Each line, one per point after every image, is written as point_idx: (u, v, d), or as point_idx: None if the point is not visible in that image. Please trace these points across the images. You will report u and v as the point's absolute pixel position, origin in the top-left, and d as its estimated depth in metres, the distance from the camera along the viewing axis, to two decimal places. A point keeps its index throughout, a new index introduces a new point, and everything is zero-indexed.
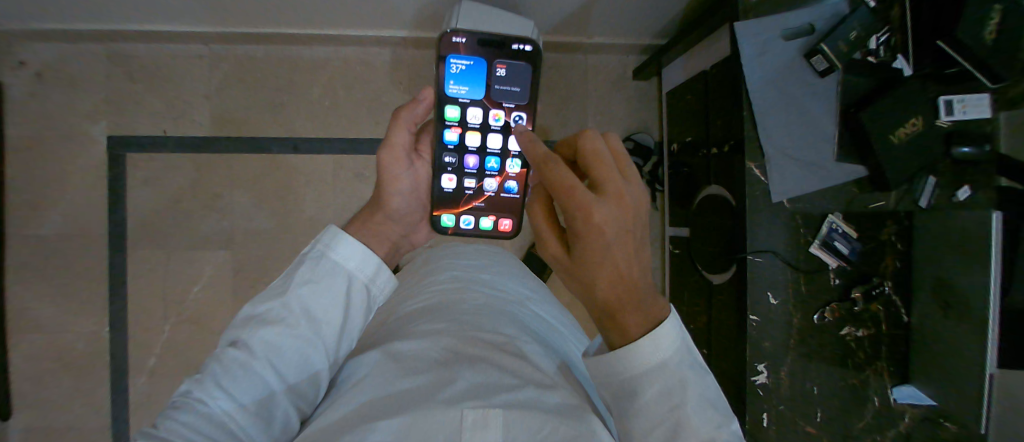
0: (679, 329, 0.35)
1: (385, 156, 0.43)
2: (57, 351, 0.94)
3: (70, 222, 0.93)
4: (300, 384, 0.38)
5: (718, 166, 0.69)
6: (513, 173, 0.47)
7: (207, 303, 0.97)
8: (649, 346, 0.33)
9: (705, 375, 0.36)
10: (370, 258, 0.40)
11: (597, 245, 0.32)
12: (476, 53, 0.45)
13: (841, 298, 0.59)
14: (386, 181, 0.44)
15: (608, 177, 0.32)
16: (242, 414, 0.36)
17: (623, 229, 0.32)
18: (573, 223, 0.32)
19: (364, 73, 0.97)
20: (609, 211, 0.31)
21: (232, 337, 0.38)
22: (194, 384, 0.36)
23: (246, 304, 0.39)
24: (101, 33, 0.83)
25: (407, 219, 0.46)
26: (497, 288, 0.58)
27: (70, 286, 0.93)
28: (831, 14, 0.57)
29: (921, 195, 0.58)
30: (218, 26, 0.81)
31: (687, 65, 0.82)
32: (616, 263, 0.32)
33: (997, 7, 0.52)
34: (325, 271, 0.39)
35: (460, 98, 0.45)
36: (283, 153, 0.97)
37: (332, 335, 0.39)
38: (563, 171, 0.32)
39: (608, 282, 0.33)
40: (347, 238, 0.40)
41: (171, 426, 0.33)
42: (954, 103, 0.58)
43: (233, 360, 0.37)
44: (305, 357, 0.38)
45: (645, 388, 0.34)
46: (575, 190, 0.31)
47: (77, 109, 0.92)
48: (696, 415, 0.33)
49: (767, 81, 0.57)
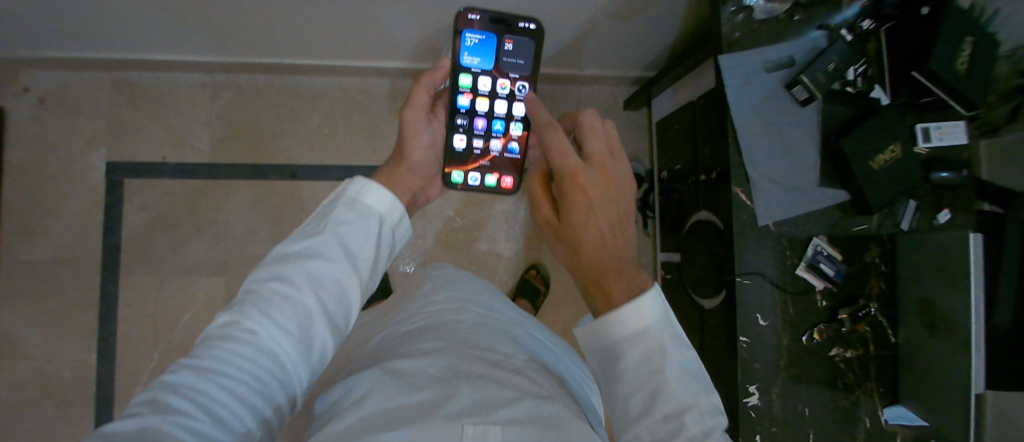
0: (660, 302, 0.38)
1: (408, 114, 0.51)
2: (41, 378, 0.91)
3: (65, 246, 0.93)
4: (338, 315, 0.39)
5: (706, 192, 0.72)
6: (515, 136, 0.60)
7: (198, 327, 0.96)
8: (631, 312, 0.37)
9: (687, 350, 0.38)
10: (396, 206, 0.44)
11: (583, 205, 0.45)
12: (487, 30, 0.56)
13: (828, 319, 0.61)
14: (408, 137, 0.52)
15: (594, 151, 0.47)
16: (286, 341, 0.36)
17: (605, 197, 0.45)
18: (563, 184, 0.45)
19: (363, 103, 1.02)
20: (592, 178, 0.45)
21: (267, 274, 0.39)
22: (234, 318, 0.37)
23: (280, 245, 0.40)
24: (106, 61, 0.86)
25: (425, 173, 0.54)
26: (492, 311, 0.59)
27: (61, 310, 0.93)
28: (809, 47, 0.61)
29: (903, 218, 0.61)
30: (224, 55, 0.86)
31: (676, 96, 0.86)
32: (598, 224, 0.44)
33: (968, 40, 0.55)
34: (359, 212, 0.42)
35: (472, 68, 0.57)
36: (281, 178, 0.99)
37: (367, 269, 0.41)
38: (561, 146, 0.47)
39: (593, 242, 0.44)
40: (377, 185, 0.43)
41: (218, 357, 0.35)
42: (931, 130, 0.61)
43: (273, 291, 0.38)
44: (342, 291, 0.39)
45: (626, 352, 0.37)
46: (567, 156, 0.46)
47: (78, 135, 0.94)
48: (674, 381, 0.36)
49: (750, 111, 0.60)
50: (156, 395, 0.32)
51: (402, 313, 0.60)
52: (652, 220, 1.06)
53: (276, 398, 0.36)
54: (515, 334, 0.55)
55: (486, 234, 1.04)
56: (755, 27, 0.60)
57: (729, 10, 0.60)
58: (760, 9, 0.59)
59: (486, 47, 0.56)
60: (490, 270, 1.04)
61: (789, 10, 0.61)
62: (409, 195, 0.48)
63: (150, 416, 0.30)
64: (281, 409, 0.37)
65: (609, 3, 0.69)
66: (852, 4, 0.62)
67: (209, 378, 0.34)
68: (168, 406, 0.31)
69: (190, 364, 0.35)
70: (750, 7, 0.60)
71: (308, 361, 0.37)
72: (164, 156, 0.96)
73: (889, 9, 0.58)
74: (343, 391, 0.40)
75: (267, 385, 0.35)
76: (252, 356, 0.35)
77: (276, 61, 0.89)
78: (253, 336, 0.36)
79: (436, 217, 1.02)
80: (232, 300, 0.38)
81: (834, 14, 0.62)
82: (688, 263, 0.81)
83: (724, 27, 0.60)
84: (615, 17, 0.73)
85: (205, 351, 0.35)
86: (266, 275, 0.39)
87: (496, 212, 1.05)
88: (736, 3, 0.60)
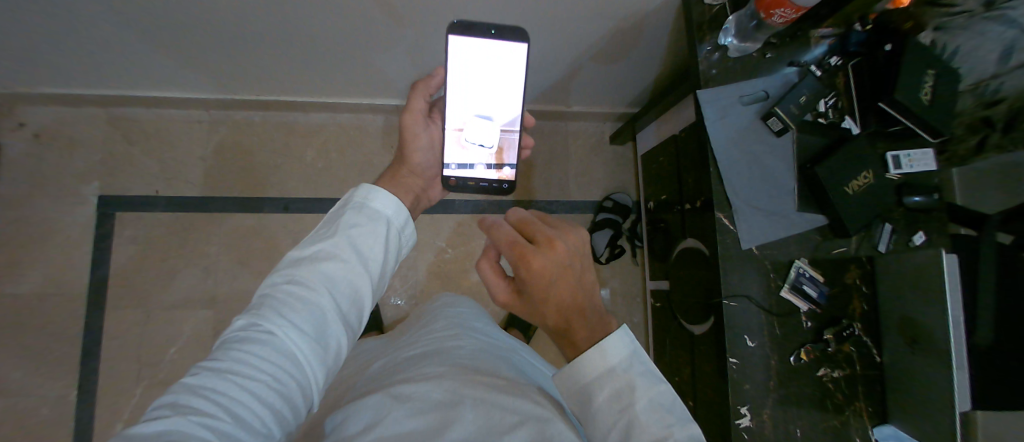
0: (628, 341, 0.40)
1: (407, 120, 0.56)
2: (14, 420, 0.88)
3: (52, 280, 0.92)
4: (351, 314, 0.41)
5: (692, 220, 0.75)
6: (509, 156, 0.62)
7: (183, 363, 0.93)
8: (598, 354, 0.40)
9: (658, 384, 0.39)
10: (402, 209, 0.47)
11: (542, 288, 0.42)
12: (480, 44, 0.56)
13: (815, 340, 0.62)
14: (408, 139, 0.57)
15: (538, 231, 0.44)
16: (303, 340, 0.37)
17: (561, 271, 0.43)
18: (518, 274, 0.42)
19: (357, 137, 1.05)
20: (545, 260, 0.42)
21: (283, 278, 0.41)
22: (252, 321, 0.38)
23: (295, 248, 0.43)
24: (105, 97, 0.89)
25: (427, 174, 0.60)
26: (491, 337, 0.60)
27: (44, 345, 0.91)
28: (783, 83, 0.66)
29: (880, 240, 0.64)
30: (222, 92, 0.90)
31: (660, 129, 0.90)
32: (561, 297, 0.43)
33: (931, 73, 0.60)
34: (367, 215, 0.45)
35: (466, 82, 0.58)
36: (274, 211, 1.01)
37: (377, 269, 0.44)
38: (505, 236, 0.43)
39: (556, 313, 0.43)
40: (382, 191, 0.46)
41: (237, 355, 0.36)
42: (901, 157, 0.64)
43: (289, 292, 0.39)
44: (355, 291, 0.42)
45: (597, 391, 0.39)
46: (514, 243, 0.43)
47: (71, 170, 0.95)
48: (645, 416, 0.37)
49: (730, 141, 0.63)
50: (177, 398, 0.32)
51: (403, 339, 0.61)
52: (641, 249, 1.09)
53: (294, 400, 0.36)
54: (515, 359, 0.56)
55: (478, 266, 1.06)
56: (730, 64, 0.65)
57: (706, 48, 0.65)
58: (733, 49, 0.65)
59: (479, 61, 0.57)
60: (482, 300, 1.04)
61: (761, 48, 0.66)
62: (410, 195, 0.53)
63: (174, 417, 0.30)
64: (298, 414, 0.37)
65: (591, 45, 0.74)
66: (821, 42, 0.66)
67: (229, 379, 0.34)
68: (190, 407, 0.32)
69: (209, 367, 0.35)
70: (725, 46, 0.65)
71: (324, 360, 0.39)
72: (158, 190, 0.97)
73: (854, 46, 0.64)
74: (346, 415, 0.41)
75: (285, 386, 0.36)
76: (269, 357, 0.36)
77: (272, 98, 0.93)
78: (271, 338, 0.37)
79: (429, 248, 1.04)
80: (248, 307, 0.40)
81: (804, 51, 0.66)
82: (677, 289, 0.83)
83: (701, 64, 0.65)
84: (596, 57, 0.78)
85: (223, 354, 0.36)
86: (281, 279, 0.41)
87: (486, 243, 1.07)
88: (712, 43, 0.65)
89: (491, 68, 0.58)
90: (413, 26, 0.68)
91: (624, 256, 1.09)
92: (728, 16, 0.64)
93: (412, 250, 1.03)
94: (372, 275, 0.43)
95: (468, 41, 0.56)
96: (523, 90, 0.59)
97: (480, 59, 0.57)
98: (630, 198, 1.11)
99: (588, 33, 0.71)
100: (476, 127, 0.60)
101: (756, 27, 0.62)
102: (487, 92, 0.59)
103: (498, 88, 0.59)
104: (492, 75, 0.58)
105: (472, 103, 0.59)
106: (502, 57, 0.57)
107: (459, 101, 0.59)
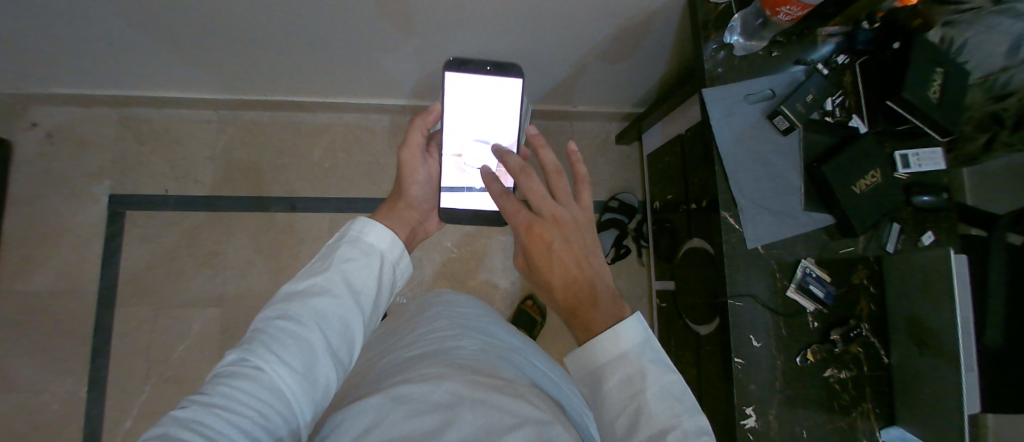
0: (640, 328, 0.41)
1: (405, 155, 0.55)
2: (28, 414, 0.89)
3: (64, 277, 0.94)
4: (341, 349, 0.41)
5: (697, 220, 0.74)
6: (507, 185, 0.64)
7: (191, 361, 0.94)
8: (610, 339, 0.40)
9: (667, 373, 0.39)
10: (396, 243, 0.47)
11: (544, 256, 0.45)
12: (474, 78, 0.58)
13: (821, 340, 0.61)
14: (405, 173, 0.55)
15: (543, 204, 0.46)
16: (291, 375, 0.37)
17: (564, 240, 0.45)
18: (520, 240, 0.46)
19: (363, 137, 1.05)
20: (547, 228, 0.45)
21: (275, 313, 0.41)
22: (242, 356, 0.39)
23: (289, 283, 0.43)
24: (117, 97, 0.90)
25: (423, 206, 0.58)
26: (493, 337, 0.60)
27: (56, 341, 0.92)
28: (789, 81, 0.65)
29: (888, 241, 0.63)
30: (232, 92, 0.91)
31: (665, 130, 0.90)
32: (565, 266, 0.44)
33: (939, 71, 0.59)
34: (362, 249, 0.45)
35: (462, 108, 0.59)
36: (281, 210, 1.01)
37: (369, 305, 0.44)
38: (511, 203, 0.47)
39: (563, 284, 0.45)
40: (378, 224, 0.47)
41: (225, 391, 0.36)
42: (909, 157, 0.64)
43: (280, 329, 0.40)
44: (345, 326, 0.41)
45: (608, 375, 0.40)
46: (518, 213, 0.47)
47: (83, 169, 0.96)
48: (654, 403, 0.37)
49: (735, 140, 0.63)
50: (164, 429, 0.33)
51: (404, 339, 0.60)
52: (647, 249, 1.08)
53: (279, 435, 0.37)
54: (516, 360, 0.56)
55: (483, 265, 1.06)
56: (735, 63, 0.65)
57: (711, 47, 0.64)
58: (740, 46, 0.64)
59: (475, 95, 0.59)
60: (488, 300, 1.05)
61: (767, 47, 0.65)
62: (407, 229, 0.52)
63: None
64: None
65: (596, 45, 0.74)
66: (827, 40, 0.65)
67: (216, 413, 0.35)
68: (177, 438, 0.32)
69: (198, 401, 0.36)
70: (730, 45, 0.64)
71: (311, 395, 0.38)
72: (168, 189, 0.99)
73: (861, 45, 0.64)
74: (344, 418, 0.41)
75: (271, 421, 0.36)
76: (257, 392, 0.36)
77: (280, 98, 0.93)
78: (260, 373, 0.37)
79: (435, 248, 1.04)
80: (240, 341, 0.40)
81: (811, 50, 0.66)
82: (681, 289, 0.83)
83: (706, 64, 0.64)
84: (602, 57, 0.78)
85: (213, 388, 0.37)
86: (274, 313, 0.41)
87: (492, 242, 1.07)
88: (717, 41, 0.64)
89: (487, 101, 0.59)
90: (418, 28, 0.68)
91: (629, 256, 1.08)
92: (735, 14, 0.64)
93: (417, 250, 1.03)
94: (364, 309, 0.43)
95: (465, 75, 0.58)
96: (518, 122, 0.60)
97: (476, 91, 0.59)
98: (636, 198, 1.11)
99: (592, 34, 0.71)
100: (475, 152, 0.61)
101: (762, 25, 0.61)
102: (487, 118, 0.60)
103: (496, 116, 0.60)
104: (489, 106, 0.60)
105: (473, 128, 0.60)
106: (498, 90, 0.59)
107: (458, 127, 0.60)
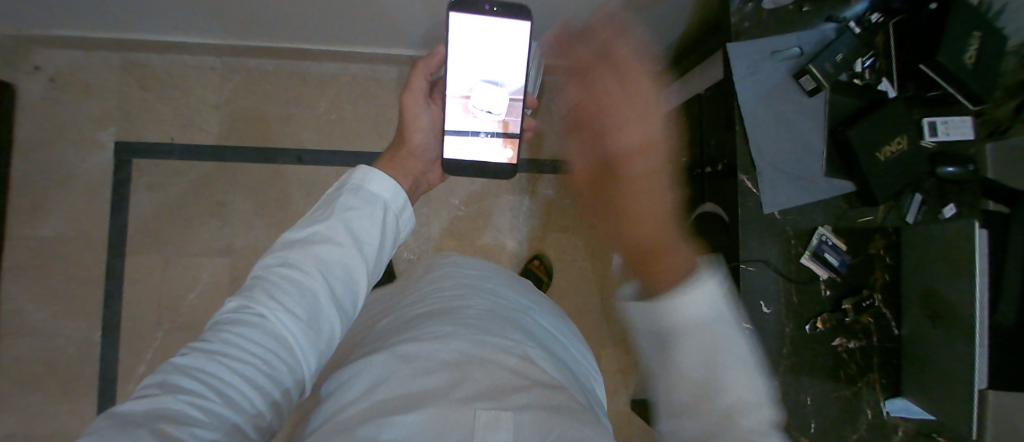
0: (711, 292, 0.40)
1: (407, 100, 0.55)
2: (45, 355, 0.91)
3: (73, 225, 0.93)
4: (343, 298, 0.40)
5: (711, 185, 0.72)
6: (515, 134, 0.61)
7: (202, 309, 0.95)
8: (688, 302, 0.39)
9: (737, 338, 0.40)
10: (399, 194, 0.46)
11: (629, 216, 0.47)
12: (479, 19, 0.53)
13: (832, 309, 0.61)
14: (407, 119, 0.56)
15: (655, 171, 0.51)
16: (294, 323, 0.37)
17: (651, 202, 0.48)
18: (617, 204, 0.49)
19: (371, 88, 1.02)
20: (644, 191, 0.48)
21: (275, 261, 0.40)
22: (243, 302, 0.37)
23: (289, 231, 0.42)
24: (117, 40, 0.87)
25: (425, 156, 0.58)
26: (499, 297, 0.59)
27: (69, 287, 0.93)
28: (819, 39, 0.61)
29: (909, 212, 0.61)
30: (234, 39, 0.87)
31: (684, 88, 0.86)
32: (644, 223, 0.46)
33: (977, 35, 0.55)
34: (364, 198, 0.43)
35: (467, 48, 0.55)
36: (287, 163, 0.99)
37: (372, 254, 0.42)
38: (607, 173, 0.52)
39: (643, 240, 0.45)
40: (381, 174, 0.45)
41: (226, 337, 0.35)
42: (938, 124, 0.60)
43: (281, 276, 0.38)
44: (348, 275, 0.40)
45: (683, 339, 0.39)
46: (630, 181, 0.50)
47: (86, 116, 0.94)
48: (728, 366, 0.38)
49: (759, 99, 0.59)
50: (165, 377, 0.32)
51: (409, 297, 0.60)
52: None
53: (284, 383, 0.36)
54: (521, 322, 0.55)
55: (491, 224, 1.05)
56: (763, 17, 0.61)
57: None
58: None
59: (479, 39, 0.55)
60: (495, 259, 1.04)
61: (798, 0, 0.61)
62: (409, 178, 0.51)
63: (162, 396, 0.30)
64: (290, 395, 0.37)
65: None
66: None
67: (218, 361, 0.34)
68: (178, 386, 0.31)
69: (198, 348, 0.35)
70: None
71: (316, 343, 0.38)
72: (173, 137, 0.96)
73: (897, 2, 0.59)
74: (350, 375, 0.40)
75: (275, 370, 0.35)
76: (259, 340, 0.35)
77: (285, 46, 0.89)
78: (261, 319, 0.36)
79: (442, 205, 1.03)
80: (240, 288, 0.39)
81: (843, 8, 0.61)
82: None
83: (733, 16, 0.61)
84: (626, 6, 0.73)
85: (213, 335, 0.36)
86: (275, 261, 0.40)
87: (501, 201, 1.05)
88: None
89: (494, 43, 0.55)
90: None
91: None
92: None
93: (425, 206, 1.02)
94: (367, 259, 0.42)
95: (468, 18, 0.53)
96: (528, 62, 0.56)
97: (481, 34, 0.55)
98: None
99: None
100: (483, 93, 0.58)
101: None
102: (496, 57, 0.56)
103: (503, 59, 0.56)
104: (496, 50, 0.56)
105: (481, 68, 0.57)
106: (504, 32, 0.55)
107: (465, 67, 0.56)
